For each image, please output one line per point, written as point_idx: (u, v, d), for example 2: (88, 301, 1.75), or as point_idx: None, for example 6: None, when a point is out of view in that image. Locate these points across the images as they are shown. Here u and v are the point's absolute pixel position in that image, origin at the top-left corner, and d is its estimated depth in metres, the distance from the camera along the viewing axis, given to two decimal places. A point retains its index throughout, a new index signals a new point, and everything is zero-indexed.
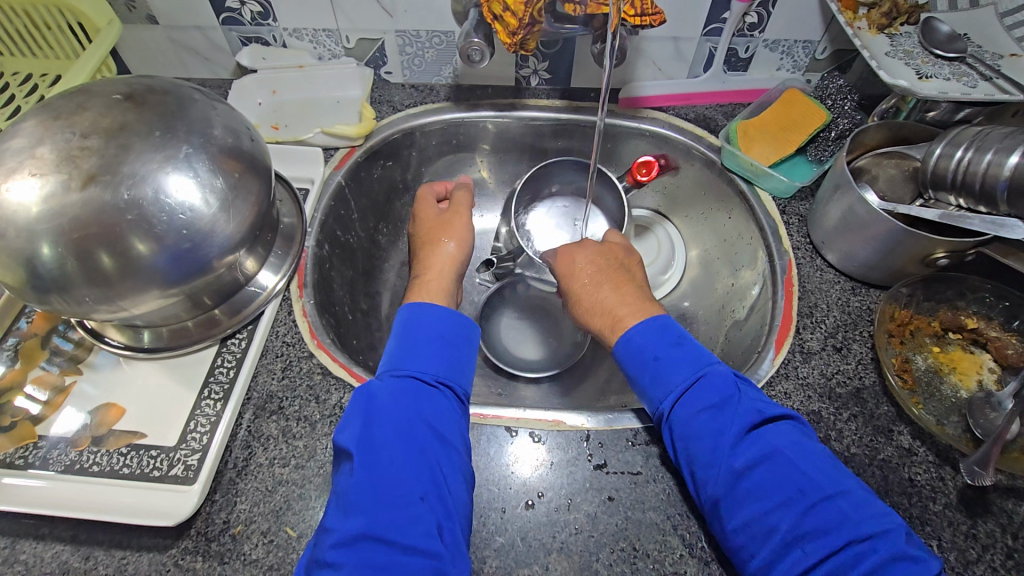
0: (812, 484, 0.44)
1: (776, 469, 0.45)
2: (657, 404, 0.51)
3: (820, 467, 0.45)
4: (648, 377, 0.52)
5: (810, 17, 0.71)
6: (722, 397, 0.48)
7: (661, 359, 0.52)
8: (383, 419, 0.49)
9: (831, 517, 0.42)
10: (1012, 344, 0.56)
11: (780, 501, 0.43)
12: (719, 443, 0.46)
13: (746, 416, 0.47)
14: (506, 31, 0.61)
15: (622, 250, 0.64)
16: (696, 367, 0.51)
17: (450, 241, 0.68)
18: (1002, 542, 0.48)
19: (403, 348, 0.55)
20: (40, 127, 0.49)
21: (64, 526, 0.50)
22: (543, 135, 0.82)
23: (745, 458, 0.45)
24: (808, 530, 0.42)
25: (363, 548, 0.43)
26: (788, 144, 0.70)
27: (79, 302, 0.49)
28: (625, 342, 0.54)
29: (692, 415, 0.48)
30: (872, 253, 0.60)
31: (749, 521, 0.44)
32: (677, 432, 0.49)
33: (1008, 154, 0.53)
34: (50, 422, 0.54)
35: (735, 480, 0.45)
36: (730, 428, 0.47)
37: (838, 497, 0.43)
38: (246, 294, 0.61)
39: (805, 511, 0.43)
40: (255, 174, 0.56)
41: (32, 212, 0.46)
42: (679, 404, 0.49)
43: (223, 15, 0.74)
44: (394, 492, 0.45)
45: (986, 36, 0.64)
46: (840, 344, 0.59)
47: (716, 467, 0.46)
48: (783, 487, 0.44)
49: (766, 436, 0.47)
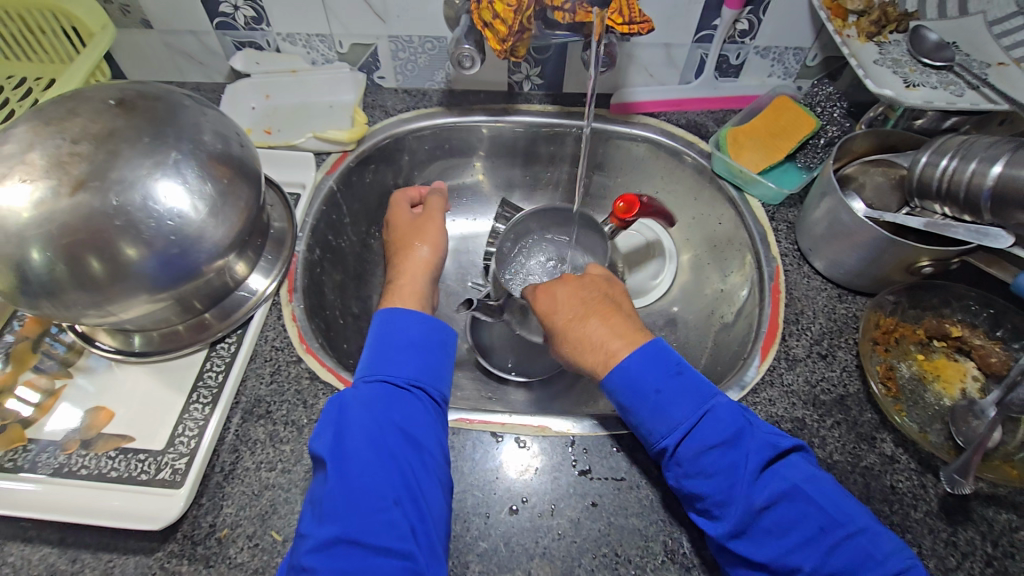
0: (832, 521, 0.45)
1: (795, 507, 0.46)
2: (659, 439, 0.50)
3: (835, 501, 0.46)
4: (648, 411, 0.50)
5: (800, 25, 0.72)
6: (731, 433, 0.48)
7: (662, 392, 0.51)
8: (354, 426, 0.49)
9: (855, 555, 0.44)
10: (996, 352, 0.57)
11: (801, 541, 0.45)
12: (734, 483, 0.46)
13: (761, 452, 0.48)
14: (495, 38, 0.62)
15: (604, 281, 0.63)
16: (700, 401, 0.50)
17: (422, 245, 0.69)
18: (982, 549, 0.49)
19: (376, 354, 0.55)
20: (31, 133, 0.49)
21: (51, 529, 0.50)
22: (536, 140, 0.82)
23: (762, 498, 0.46)
24: (831, 569, 0.44)
25: (337, 553, 0.44)
26: (777, 151, 0.71)
27: (69, 307, 0.49)
28: (620, 374, 0.52)
29: (702, 454, 0.48)
30: (859, 261, 0.60)
31: (772, 559, 0.45)
32: (686, 470, 0.48)
33: (991, 164, 0.53)
34: (40, 425, 0.55)
35: (754, 519, 0.46)
36: (745, 466, 0.47)
37: (859, 535, 0.44)
38: (236, 298, 0.62)
39: (829, 550, 0.44)
40: (245, 179, 0.56)
41: (22, 218, 0.46)
42: (685, 442, 0.49)
43: (217, 19, 0.74)
44: (368, 497, 0.46)
45: (975, 45, 0.64)
46: (825, 352, 0.60)
47: (732, 507, 0.46)
48: (803, 526, 0.45)
49: (780, 472, 0.47)
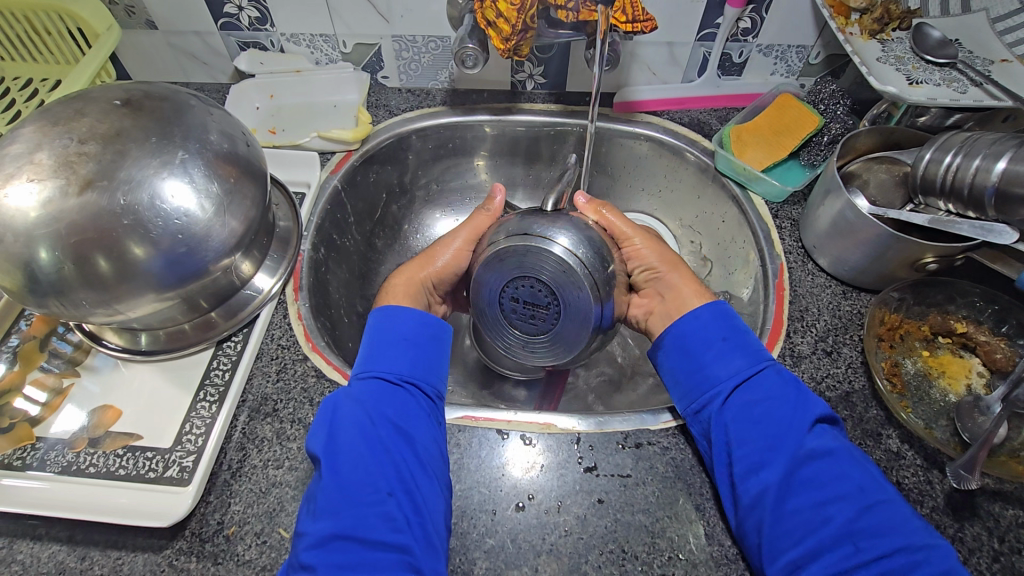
0: (871, 485, 0.46)
1: (838, 465, 0.47)
2: (716, 383, 0.53)
3: (873, 470, 0.48)
4: (711, 356, 0.54)
5: (802, 23, 0.72)
6: (784, 392, 0.51)
7: (727, 341, 0.54)
8: (346, 421, 0.50)
9: (889, 517, 0.45)
10: (1001, 348, 0.57)
11: (838, 495, 0.46)
12: (783, 431, 0.49)
13: (811, 413, 0.50)
14: (499, 37, 0.62)
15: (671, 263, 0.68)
16: (756, 358, 0.53)
17: (445, 255, 0.66)
18: (989, 545, 0.49)
19: (370, 350, 0.55)
20: (39, 133, 0.50)
21: (60, 527, 0.50)
22: (538, 139, 0.82)
23: (810, 449, 0.48)
24: (863, 527, 0.44)
25: (334, 547, 0.44)
26: (780, 148, 0.71)
27: (77, 306, 0.50)
28: (693, 321, 0.56)
29: (756, 401, 0.51)
30: (863, 258, 0.60)
31: (804, 508, 0.46)
32: (736, 415, 0.51)
33: (996, 160, 0.53)
34: (48, 423, 0.55)
35: (796, 468, 0.48)
36: (795, 421, 0.49)
37: (894, 502, 0.46)
38: (242, 297, 0.62)
39: (864, 508, 0.45)
40: (251, 179, 0.57)
41: (30, 217, 0.47)
42: (741, 387, 0.52)
43: (221, 20, 0.75)
44: (360, 489, 0.47)
45: (978, 41, 0.64)
46: (830, 348, 0.60)
47: (776, 455, 0.48)
48: (842, 483, 0.46)
49: (827, 433, 0.49)
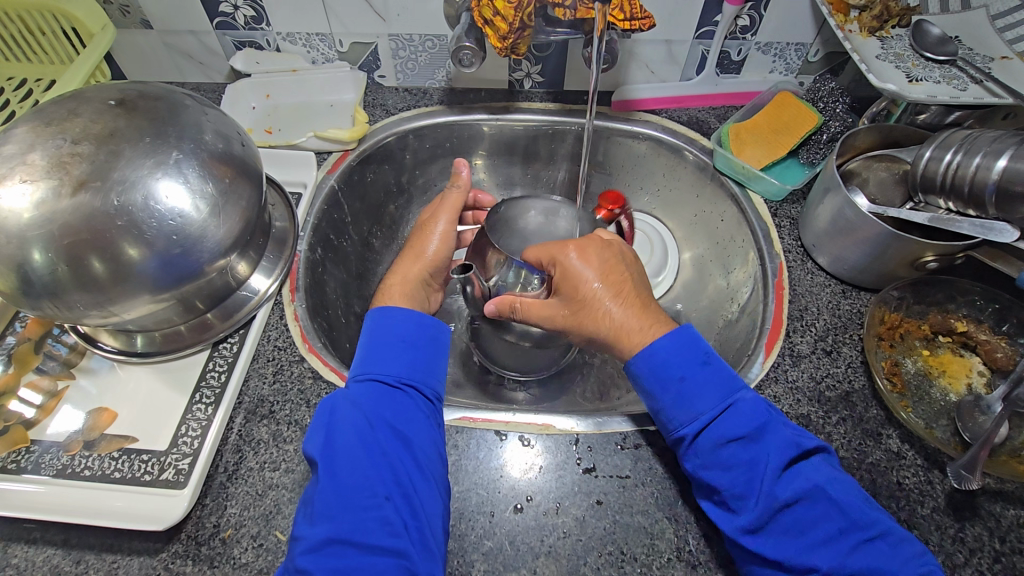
0: (854, 523, 0.44)
1: (817, 507, 0.45)
2: (678, 427, 0.49)
3: (857, 502, 0.45)
4: (671, 399, 0.50)
5: (802, 20, 0.71)
6: (755, 427, 0.47)
7: (687, 379, 0.50)
8: (343, 424, 0.49)
9: (875, 559, 0.42)
10: (1002, 347, 0.57)
11: (821, 540, 0.44)
12: (753, 476, 0.46)
13: (783, 450, 0.47)
14: (496, 35, 0.62)
15: (629, 250, 0.59)
16: (723, 393, 0.49)
17: (432, 243, 0.68)
18: (990, 545, 0.48)
19: (367, 352, 0.55)
20: (32, 134, 0.49)
21: (55, 530, 0.50)
22: (536, 138, 0.82)
23: (786, 494, 0.45)
24: (850, 573, 0.42)
25: (332, 552, 0.44)
26: (779, 147, 0.71)
27: (70, 308, 0.49)
28: (649, 359, 0.51)
29: (723, 444, 0.47)
30: (863, 256, 0.60)
31: (788, 558, 0.44)
32: (704, 460, 0.48)
33: (996, 158, 0.53)
34: (43, 426, 0.55)
35: (773, 515, 0.45)
36: (765, 461, 0.46)
37: (879, 540, 0.43)
38: (238, 298, 0.61)
39: (849, 552, 0.43)
40: (246, 179, 0.56)
41: (23, 218, 0.46)
42: (704, 432, 0.48)
43: (217, 19, 0.74)
44: (358, 495, 0.46)
45: (978, 38, 0.64)
46: (830, 348, 0.59)
47: (748, 500, 0.46)
48: (823, 526, 0.44)
49: (803, 471, 0.46)
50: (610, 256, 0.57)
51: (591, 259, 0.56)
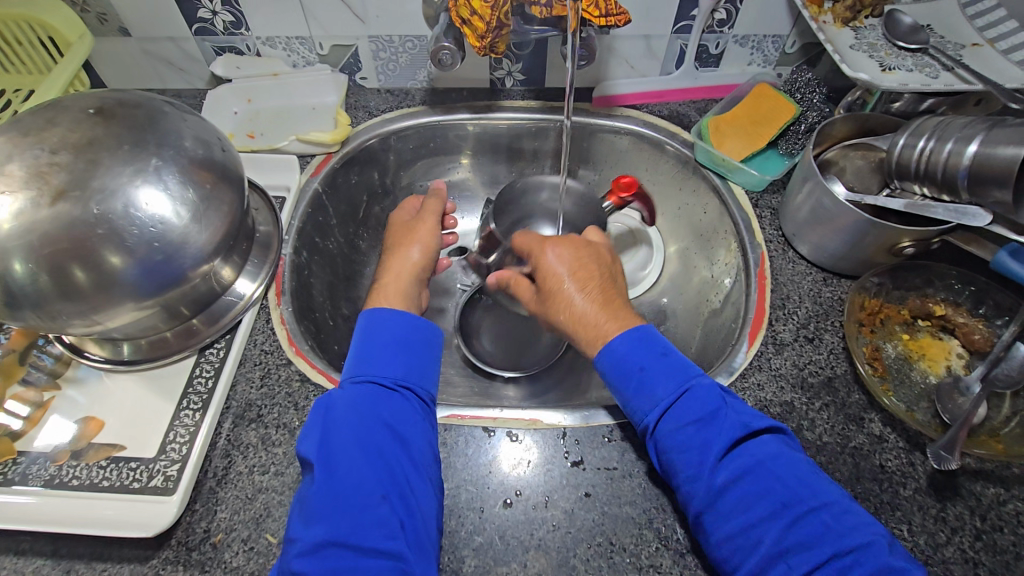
0: (795, 498, 0.44)
1: (760, 482, 0.45)
2: (641, 417, 0.49)
3: (801, 477, 0.45)
4: (632, 390, 0.50)
5: (777, 13, 0.72)
6: (709, 412, 0.47)
7: (647, 371, 0.50)
8: (340, 424, 0.50)
9: (816, 529, 0.43)
10: (979, 329, 0.58)
11: (764, 515, 0.44)
12: (704, 458, 0.46)
13: (732, 431, 0.47)
14: (474, 35, 0.62)
15: (606, 250, 0.58)
16: (683, 379, 0.49)
17: (414, 249, 0.68)
18: (971, 524, 0.49)
19: (361, 352, 0.55)
20: (9, 144, 0.49)
21: (44, 541, 0.50)
22: (519, 135, 0.82)
23: (730, 473, 0.45)
24: (792, 543, 0.43)
25: (327, 554, 0.44)
26: (758, 138, 0.72)
27: (54, 317, 0.49)
28: (608, 355, 0.51)
29: (677, 429, 0.47)
30: (841, 244, 0.61)
31: (733, 534, 0.44)
32: (663, 445, 0.48)
33: (967, 143, 0.54)
34: (30, 438, 0.54)
35: (720, 492, 0.45)
36: (715, 443, 0.46)
37: (821, 510, 0.43)
38: (223, 304, 0.61)
39: (790, 524, 0.43)
40: (227, 184, 0.56)
41: (2, 230, 0.46)
42: (664, 418, 0.48)
43: (195, 25, 0.74)
44: (354, 494, 0.46)
45: (949, 27, 0.65)
46: (812, 335, 0.60)
47: (699, 482, 0.46)
48: (766, 501, 0.44)
49: (750, 450, 0.46)
50: (585, 254, 0.57)
51: (564, 258, 0.56)
